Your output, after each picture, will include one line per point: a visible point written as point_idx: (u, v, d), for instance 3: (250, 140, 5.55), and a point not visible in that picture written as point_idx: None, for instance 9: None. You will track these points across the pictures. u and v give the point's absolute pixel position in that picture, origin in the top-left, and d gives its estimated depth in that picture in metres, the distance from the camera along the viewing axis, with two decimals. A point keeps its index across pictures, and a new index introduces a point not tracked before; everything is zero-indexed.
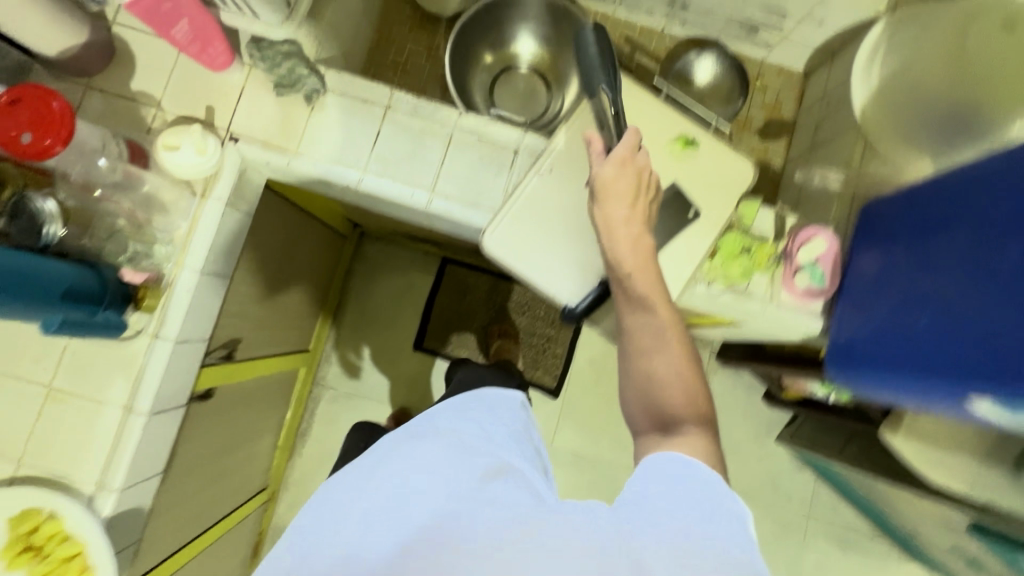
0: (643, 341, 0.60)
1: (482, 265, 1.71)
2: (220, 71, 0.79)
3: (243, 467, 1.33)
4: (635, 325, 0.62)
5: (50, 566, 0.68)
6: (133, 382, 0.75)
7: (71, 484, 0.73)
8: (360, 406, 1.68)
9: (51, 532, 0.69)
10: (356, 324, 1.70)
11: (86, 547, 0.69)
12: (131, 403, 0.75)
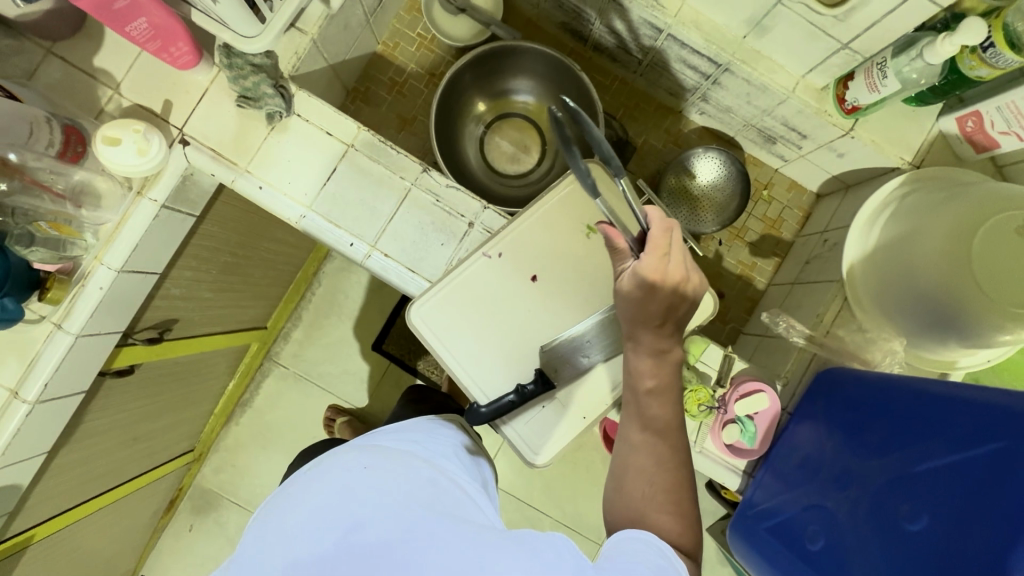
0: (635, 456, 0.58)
1: None
2: (184, 70, 0.74)
3: (166, 433, 1.33)
4: (637, 438, 0.59)
5: None
6: (25, 366, 0.73)
7: None
8: (305, 391, 1.66)
9: None
10: (321, 310, 1.66)
11: None
12: (18, 389, 0.73)
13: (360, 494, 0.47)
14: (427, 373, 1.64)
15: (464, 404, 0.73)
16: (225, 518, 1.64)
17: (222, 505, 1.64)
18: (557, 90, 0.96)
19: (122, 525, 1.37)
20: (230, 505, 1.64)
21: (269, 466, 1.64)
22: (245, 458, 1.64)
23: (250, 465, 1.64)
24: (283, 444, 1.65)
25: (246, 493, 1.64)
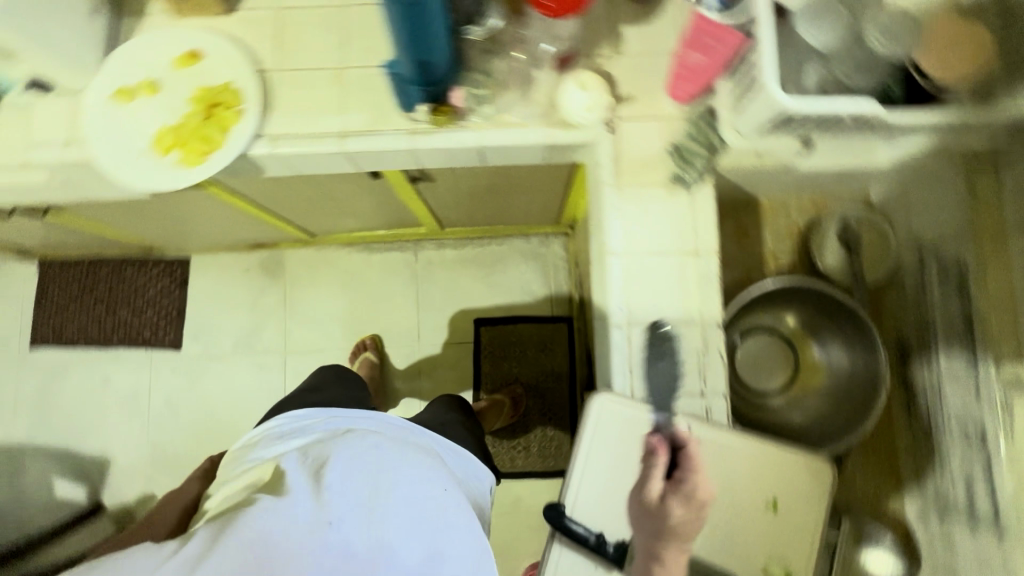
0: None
1: (575, 355, 1.69)
2: (671, 98, 0.82)
3: (325, 216, 1.46)
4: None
5: (199, 128, 0.80)
6: (365, 129, 0.82)
7: (267, 116, 0.82)
8: (406, 288, 1.75)
9: (224, 115, 0.80)
10: (479, 259, 1.75)
11: (219, 147, 0.79)
12: (345, 136, 0.82)
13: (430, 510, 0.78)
14: (483, 377, 1.69)
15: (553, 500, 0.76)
16: (269, 291, 1.76)
17: (278, 282, 1.76)
18: (859, 368, 1.05)
19: (231, 226, 1.51)
20: (281, 288, 1.76)
21: (330, 298, 1.76)
22: (326, 276, 1.76)
23: (323, 284, 1.76)
24: (354, 298, 1.76)
25: (298, 295, 1.76)
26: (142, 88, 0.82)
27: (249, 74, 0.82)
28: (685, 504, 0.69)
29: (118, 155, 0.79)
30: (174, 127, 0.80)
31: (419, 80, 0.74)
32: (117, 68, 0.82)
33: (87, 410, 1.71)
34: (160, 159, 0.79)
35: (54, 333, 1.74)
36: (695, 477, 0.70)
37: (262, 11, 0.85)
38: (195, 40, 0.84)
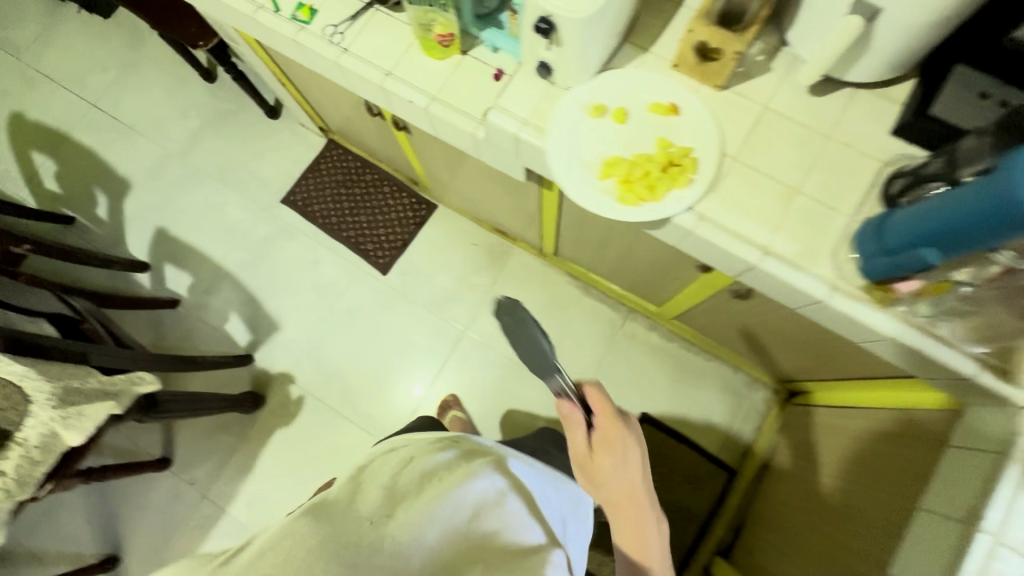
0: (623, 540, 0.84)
1: (721, 511, 1.54)
2: None
3: (590, 251, 1.47)
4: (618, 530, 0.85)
5: (649, 177, 0.81)
6: (788, 258, 0.80)
7: (708, 196, 0.82)
8: (597, 345, 1.73)
9: (675, 176, 0.81)
10: (677, 360, 1.69)
11: (657, 203, 0.81)
12: (766, 253, 0.80)
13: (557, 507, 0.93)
14: None
15: None
16: (481, 272, 1.82)
17: (493, 270, 1.81)
18: None
19: (504, 210, 1.58)
20: (492, 276, 1.81)
21: (526, 311, 1.78)
22: (534, 289, 1.79)
23: (528, 294, 1.79)
24: (547, 323, 1.76)
25: (502, 291, 1.80)
26: (614, 114, 0.85)
27: (714, 152, 0.82)
28: (607, 444, 0.90)
29: (567, 162, 0.84)
30: (627, 164, 0.83)
31: (898, 250, 0.68)
32: (603, 85, 0.86)
33: (287, 276, 1.87)
34: (600, 187, 0.83)
35: (302, 201, 1.92)
36: (607, 423, 0.91)
37: (747, 100, 0.86)
38: (680, 96, 0.86)
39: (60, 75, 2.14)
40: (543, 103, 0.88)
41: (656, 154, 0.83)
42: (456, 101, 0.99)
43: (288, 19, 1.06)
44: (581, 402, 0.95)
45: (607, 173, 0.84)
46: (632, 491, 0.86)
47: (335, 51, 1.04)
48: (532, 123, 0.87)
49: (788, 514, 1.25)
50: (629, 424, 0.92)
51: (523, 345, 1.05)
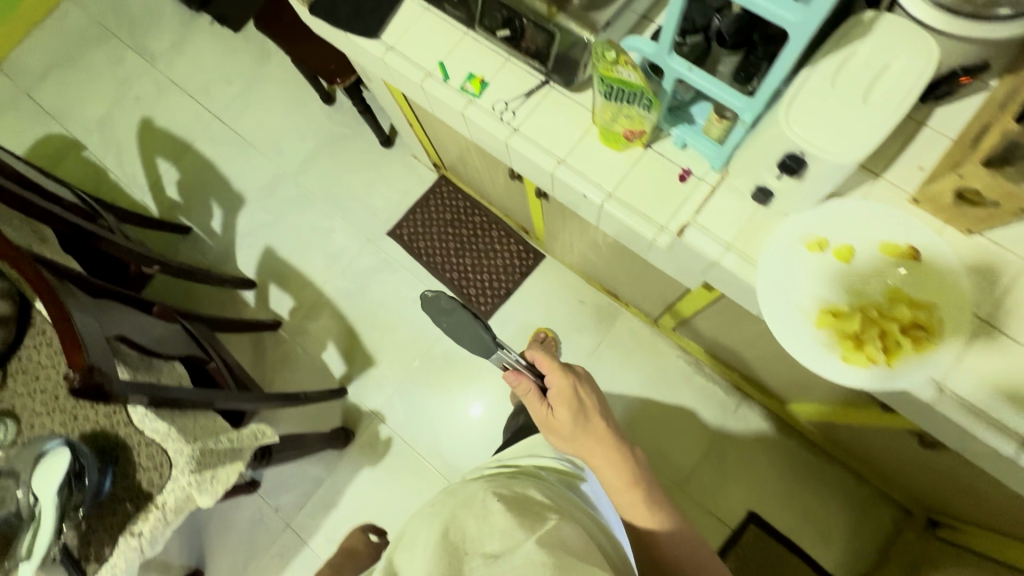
0: (630, 498, 0.97)
1: None
2: None
3: (721, 339, 1.36)
4: (630, 486, 0.98)
5: (882, 334, 0.70)
6: None
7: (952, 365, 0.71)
8: (704, 427, 1.62)
9: (914, 339, 0.69)
10: (793, 457, 1.56)
11: (890, 366, 0.69)
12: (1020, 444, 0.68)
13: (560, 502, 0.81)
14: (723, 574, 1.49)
15: None
16: (586, 333, 1.74)
17: (598, 331, 1.73)
18: None
19: (627, 279, 1.50)
20: (597, 338, 1.73)
21: (631, 379, 1.68)
22: (641, 357, 1.70)
23: (633, 362, 1.70)
24: (652, 396, 1.66)
25: (606, 355, 1.71)
26: (842, 251, 0.75)
27: (966, 316, 0.70)
28: (560, 394, 1.04)
29: (780, 298, 0.75)
30: (852, 312, 0.71)
31: None
32: (825, 216, 0.76)
33: (387, 312, 1.85)
34: (817, 332, 0.72)
35: (408, 236, 1.90)
36: (559, 380, 1.05)
37: (1002, 253, 0.74)
38: (928, 240, 0.73)
39: (189, 86, 2.22)
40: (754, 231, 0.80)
41: (893, 307, 0.71)
42: (637, 201, 0.91)
43: (457, 90, 1.01)
44: (534, 368, 1.09)
45: (829, 316, 0.72)
46: (602, 429, 1.02)
47: (505, 130, 0.98)
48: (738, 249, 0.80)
49: None
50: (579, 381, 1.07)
51: (471, 346, 1.01)
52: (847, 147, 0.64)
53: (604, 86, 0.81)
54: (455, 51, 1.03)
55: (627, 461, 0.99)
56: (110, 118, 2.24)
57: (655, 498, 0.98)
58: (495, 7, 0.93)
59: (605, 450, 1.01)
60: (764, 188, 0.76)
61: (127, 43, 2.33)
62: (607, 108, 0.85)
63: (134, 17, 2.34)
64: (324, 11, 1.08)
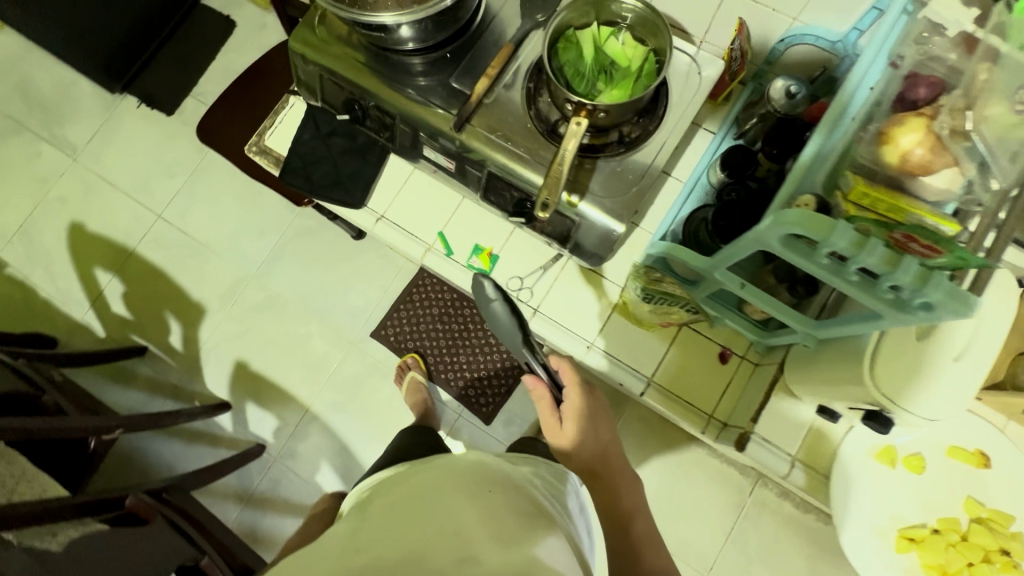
0: (622, 513, 0.88)
1: None
2: None
3: None
4: (626, 499, 0.89)
5: (949, 542, 1.03)
6: None
7: None
8: (722, 511, 1.60)
9: (966, 538, 1.04)
10: (812, 534, 1.57)
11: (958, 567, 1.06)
12: None
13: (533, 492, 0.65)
14: None
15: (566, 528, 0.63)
16: None
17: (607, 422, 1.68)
18: None
19: None
20: None
21: (645, 469, 1.64)
22: (653, 445, 1.65)
23: (646, 451, 1.65)
24: (668, 485, 1.63)
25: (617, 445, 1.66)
26: (913, 467, 1.00)
27: (1005, 516, 1.02)
28: (578, 404, 0.88)
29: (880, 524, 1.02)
30: (921, 530, 1.04)
31: None
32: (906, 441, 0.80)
33: (382, 421, 1.73)
34: (901, 547, 1.04)
35: (394, 335, 1.77)
36: (577, 394, 0.88)
37: None
38: (982, 450, 0.99)
39: (122, 180, 1.98)
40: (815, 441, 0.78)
41: (946, 521, 1.04)
42: (676, 389, 0.85)
43: (464, 265, 0.92)
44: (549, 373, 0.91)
45: None
46: (610, 443, 0.90)
47: (524, 311, 0.90)
48: (805, 462, 0.76)
49: None
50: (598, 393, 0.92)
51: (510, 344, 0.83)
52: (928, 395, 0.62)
53: (643, 293, 0.79)
54: (455, 219, 0.93)
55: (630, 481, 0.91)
56: (33, 224, 1.97)
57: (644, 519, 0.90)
58: (503, 186, 0.84)
59: (612, 465, 0.89)
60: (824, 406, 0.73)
61: (40, 132, 2.03)
62: (641, 304, 0.81)
63: (45, 102, 2.05)
64: (300, 181, 0.96)
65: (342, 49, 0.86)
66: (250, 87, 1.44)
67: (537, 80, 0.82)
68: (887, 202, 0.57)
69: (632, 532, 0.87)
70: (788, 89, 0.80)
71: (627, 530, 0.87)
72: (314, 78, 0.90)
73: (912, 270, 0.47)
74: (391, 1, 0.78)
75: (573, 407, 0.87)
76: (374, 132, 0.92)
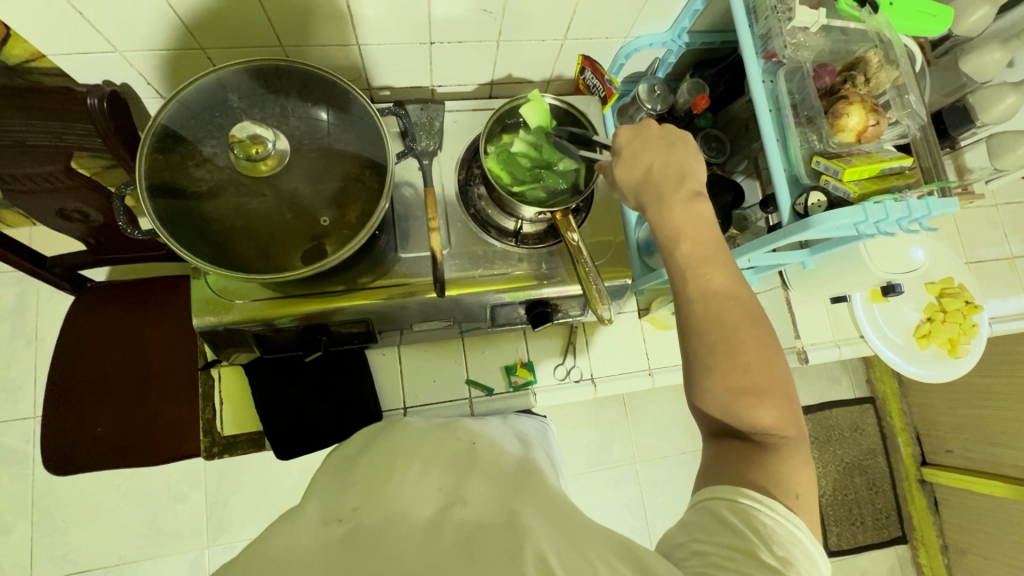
0: (716, 344, 0.52)
1: (892, 434, 1.71)
2: None
3: None
4: (699, 310, 0.54)
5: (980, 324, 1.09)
6: (1008, 315, 1.05)
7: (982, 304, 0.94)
8: None
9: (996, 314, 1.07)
10: None
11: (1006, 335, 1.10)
12: (996, 319, 1.04)
13: (496, 442, 0.66)
14: (815, 469, 1.63)
15: (520, 471, 0.60)
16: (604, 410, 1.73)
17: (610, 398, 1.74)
18: None
19: None
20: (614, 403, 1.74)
21: None
22: None
23: None
24: None
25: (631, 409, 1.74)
26: None
27: (1008, 281, 1.07)
28: (638, 163, 0.60)
29: None
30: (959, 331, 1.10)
31: None
32: (890, 305, 0.95)
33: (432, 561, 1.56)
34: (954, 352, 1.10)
35: None
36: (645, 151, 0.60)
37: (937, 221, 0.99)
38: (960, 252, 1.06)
39: None
40: (837, 328, 0.95)
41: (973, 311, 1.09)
42: None
43: (511, 390, 0.93)
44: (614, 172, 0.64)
45: (911, 357, 0.94)
46: (697, 216, 0.57)
47: (586, 387, 0.95)
48: (843, 339, 0.95)
49: (953, 415, 1.57)
50: (678, 142, 0.60)
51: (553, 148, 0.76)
52: (903, 258, 0.82)
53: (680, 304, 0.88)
54: (471, 359, 0.93)
55: (741, 292, 0.54)
56: None
57: (750, 349, 0.51)
58: (509, 307, 0.85)
59: (690, 251, 0.56)
60: (834, 300, 0.93)
61: None
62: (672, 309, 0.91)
63: None
64: (307, 441, 0.85)
65: (261, 296, 0.73)
66: (73, 381, 1.08)
67: (472, 203, 0.82)
68: (871, 161, 0.60)
69: (704, 370, 0.52)
70: (652, 88, 0.91)
71: (704, 370, 0.52)
72: (246, 338, 0.77)
73: (916, 204, 0.57)
74: (284, 215, 0.65)
75: (631, 166, 0.60)
76: (347, 343, 0.84)
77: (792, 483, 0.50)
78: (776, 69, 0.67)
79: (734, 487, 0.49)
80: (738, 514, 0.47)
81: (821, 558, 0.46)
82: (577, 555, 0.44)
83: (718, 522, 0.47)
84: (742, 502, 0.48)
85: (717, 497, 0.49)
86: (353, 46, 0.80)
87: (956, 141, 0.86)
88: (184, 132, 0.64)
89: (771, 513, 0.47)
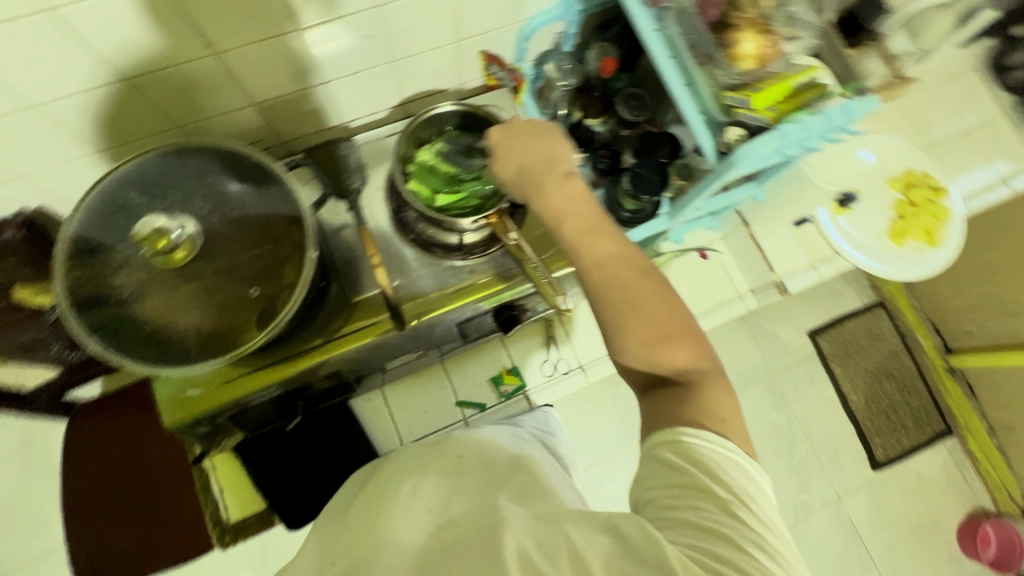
0: (620, 308, 0.51)
1: (909, 333, 1.69)
2: None
3: None
4: (598, 280, 0.52)
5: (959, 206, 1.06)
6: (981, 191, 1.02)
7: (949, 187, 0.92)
8: None
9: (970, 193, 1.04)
10: None
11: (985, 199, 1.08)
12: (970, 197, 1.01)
13: (483, 438, 0.63)
14: (842, 385, 1.60)
15: (518, 468, 0.56)
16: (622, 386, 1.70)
17: None
18: None
19: None
20: None
21: None
22: None
23: None
24: None
25: None
26: None
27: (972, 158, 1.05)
28: (511, 158, 0.59)
29: None
30: None
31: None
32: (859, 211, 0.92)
33: None
34: None
35: None
36: (512, 146, 0.59)
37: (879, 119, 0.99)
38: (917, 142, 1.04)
39: None
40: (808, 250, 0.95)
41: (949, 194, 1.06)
42: (712, 296, 0.96)
43: (503, 399, 0.92)
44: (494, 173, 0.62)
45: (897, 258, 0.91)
46: (576, 194, 0.55)
47: (577, 376, 0.95)
48: (819, 258, 0.94)
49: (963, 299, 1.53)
50: (543, 130, 0.59)
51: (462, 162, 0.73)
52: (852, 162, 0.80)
53: None
54: (456, 380, 0.92)
55: (632, 253, 0.53)
56: None
57: (653, 304, 0.50)
58: (475, 320, 0.83)
59: (576, 228, 0.54)
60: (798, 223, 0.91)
61: None
62: None
63: None
64: (310, 503, 0.85)
65: (224, 376, 0.71)
66: (83, 502, 1.08)
67: (411, 228, 0.80)
68: (777, 82, 0.58)
69: (616, 337, 0.51)
70: (561, 65, 0.90)
71: (617, 337, 0.51)
72: (224, 425, 0.76)
73: (828, 113, 0.55)
74: (218, 294, 0.64)
75: (506, 158, 0.59)
76: (326, 400, 0.83)
77: (716, 410, 0.48)
78: (662, 15, 0.64)
79: (671, 428, 0.48)
80: (679, 453, 0.46)
81: (757, 474, 0.46)
82: (555, 537, 0.43)
83: (663, 466, 0.46)
84: (679, 440, 0.46)
85: (659, 442, 0.47)
86: (250, 107, 0.79)
87: (875, 31, 0.82)
88: (99, 242, 0.63)
89: (707, 445, 0.46)
